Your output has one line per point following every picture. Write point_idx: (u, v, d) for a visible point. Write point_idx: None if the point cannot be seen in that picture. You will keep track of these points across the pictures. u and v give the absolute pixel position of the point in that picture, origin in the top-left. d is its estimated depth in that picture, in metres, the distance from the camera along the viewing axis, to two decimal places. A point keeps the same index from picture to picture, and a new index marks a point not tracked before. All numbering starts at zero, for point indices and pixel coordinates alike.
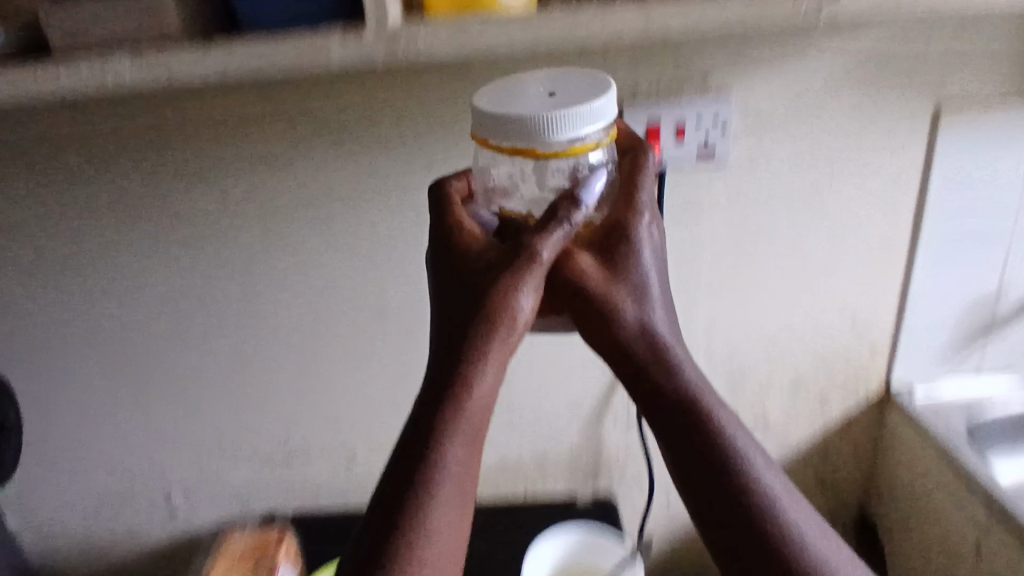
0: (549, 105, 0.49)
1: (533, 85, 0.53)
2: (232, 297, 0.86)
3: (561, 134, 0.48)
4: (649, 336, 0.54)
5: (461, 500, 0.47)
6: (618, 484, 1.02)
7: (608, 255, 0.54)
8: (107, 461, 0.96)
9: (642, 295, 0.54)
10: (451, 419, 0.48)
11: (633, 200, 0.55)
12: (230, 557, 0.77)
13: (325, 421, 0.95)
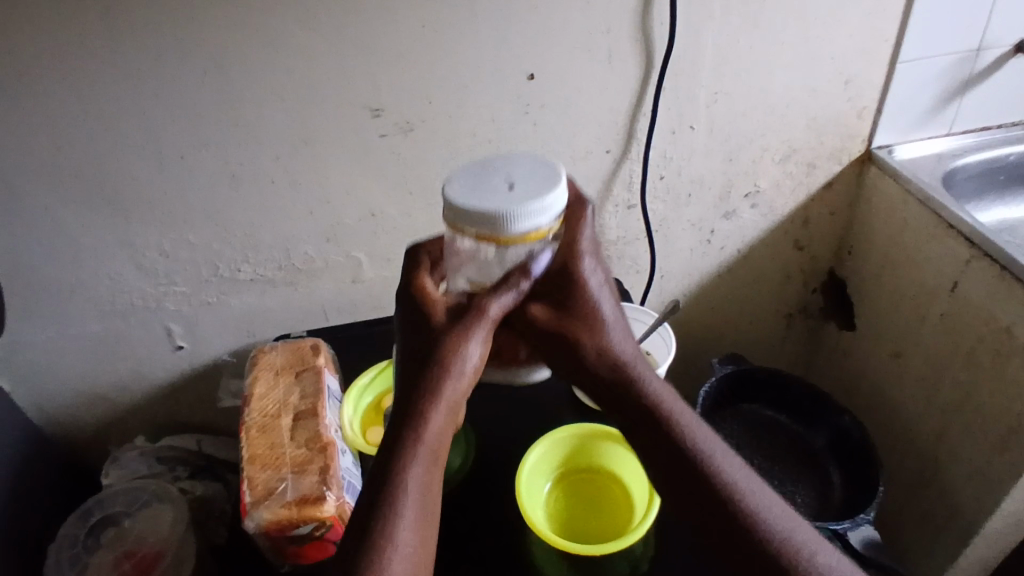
0: (508, 198, 0.51)
1: (493, 173, 0.54)
2: (210, 98, 0.77)
3: (523, 225, 0.51)
4: (612, 362, 0.57)
5: (413, 516, 0.50)
6: (616, 267, 1.05)
7: (561, 301, 0.57)
8: (95, 305, 0.91)
9: (597, 326, 0.57)
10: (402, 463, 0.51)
11: (575, 248, 0.56)
12: (270, 371, 0.76)
13: (326, 234, 0.92)
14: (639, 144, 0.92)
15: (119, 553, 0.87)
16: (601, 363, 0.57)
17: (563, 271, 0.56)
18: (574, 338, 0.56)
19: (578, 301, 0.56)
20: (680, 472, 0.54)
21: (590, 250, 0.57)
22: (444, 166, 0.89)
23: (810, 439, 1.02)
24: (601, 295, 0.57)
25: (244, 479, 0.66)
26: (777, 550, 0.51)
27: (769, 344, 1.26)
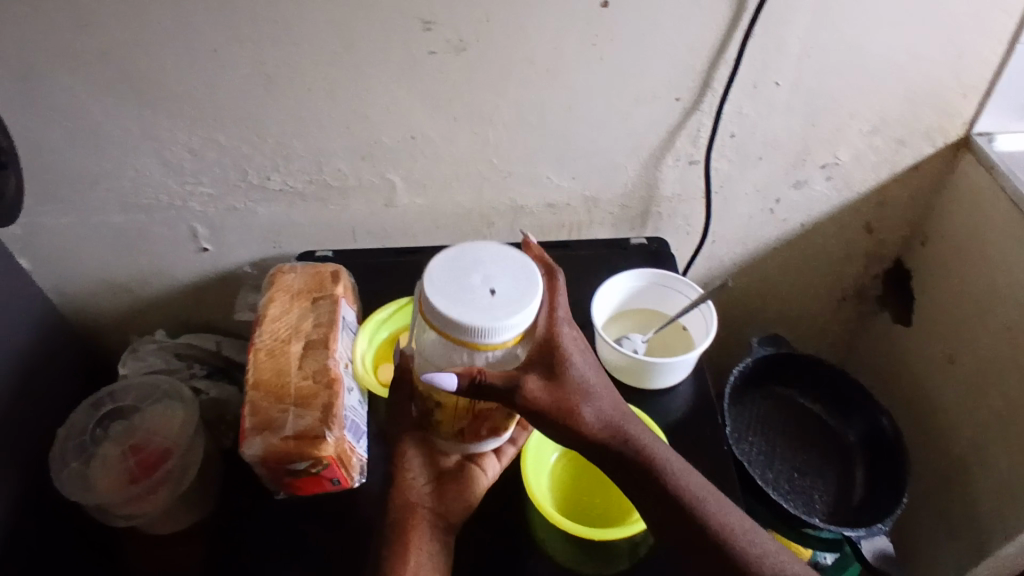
0: (492, 309, 0.54)
1: (471, 271, 0.57)
2: None
3: (504, 334, 0.55)
4: (608, 425, 0.60)
5: (428, 537, 0.63)
6: (665, 224, 0.98)
7: (553, 372, 0.60)
8: (120, 196, 0.88)
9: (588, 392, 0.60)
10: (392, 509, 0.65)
11: (557, 320, 0.62)
12: (287, 294, 0.73)
13: (362, 152, 0.86)
14: (714, 95, 0.83)
15: (125, 448, 0.89)
16: (597, 426, 0.60)
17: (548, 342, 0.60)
18: (571, 407, 0.59)
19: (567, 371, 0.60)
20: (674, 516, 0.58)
21: (565, 320, 0.62)
22: (494, 94, 0.81)
23: (843, 434, 0.96)
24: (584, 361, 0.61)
25: (246, 404, 0.64)
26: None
27: (813, 326, 1.18)
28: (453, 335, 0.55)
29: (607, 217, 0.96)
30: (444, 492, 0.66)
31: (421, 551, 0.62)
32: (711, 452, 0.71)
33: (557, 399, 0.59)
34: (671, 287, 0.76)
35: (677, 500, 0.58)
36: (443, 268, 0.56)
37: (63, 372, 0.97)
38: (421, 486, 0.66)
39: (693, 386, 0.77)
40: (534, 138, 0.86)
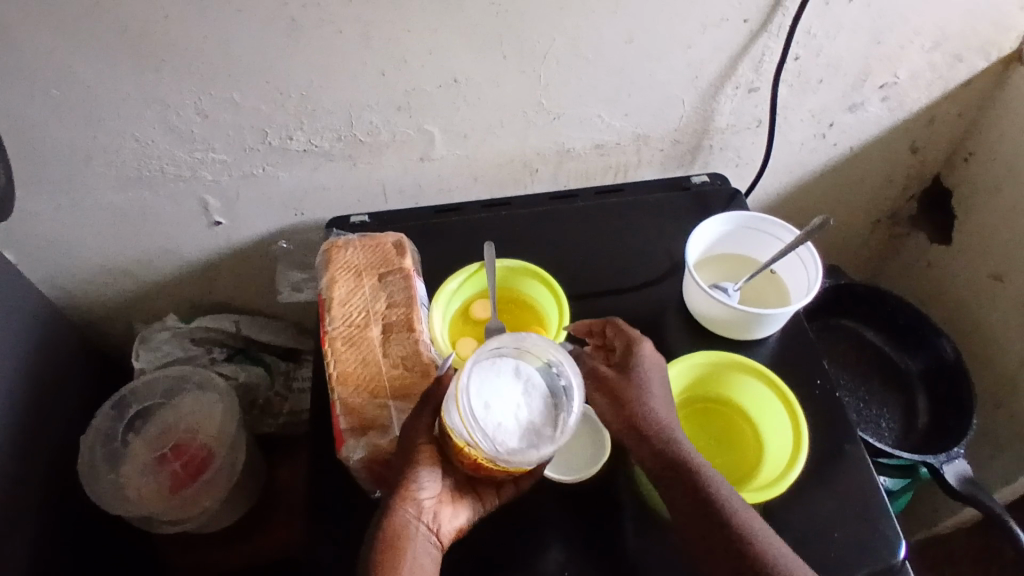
0: (530, 408, 0.51)
1: (505, 382, 0.52)
2: None
3: (538, 420, 0.51)
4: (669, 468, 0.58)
5: (422, 536, 0.51)
6: (716, 157, 0.92)
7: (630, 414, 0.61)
8: (119, 170, 0.76)
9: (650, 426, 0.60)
10: (390, 515, 0.51)
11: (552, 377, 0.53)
12: (350, 273, 0.65)
13: (394, 102, 0.76)
14: (785, 15, 0.76)
15: (164, 449, 0.82)
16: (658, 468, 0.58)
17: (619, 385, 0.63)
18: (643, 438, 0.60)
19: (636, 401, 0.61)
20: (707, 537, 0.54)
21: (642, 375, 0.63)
22: (548, 25, 0.72)
23: (901, 360, 0.96)
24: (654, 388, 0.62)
25: (337, 402, 0.58)
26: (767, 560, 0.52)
27: (845, 250, 1.16)
28: (489, 425, 0.50)
29: (656, 155, 0.90)
30: (441, 515, 0.53)
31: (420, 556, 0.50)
32: (817, 400, 0.68)
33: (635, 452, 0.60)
34: (763, 233, 0.72)
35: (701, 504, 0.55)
36: (477, 377, 0.52)
37: (70, 372, 0.87)
38: (426, 501, 0.52)
39: (785, 330, 0.73)
40: (587, 73, 0.78)
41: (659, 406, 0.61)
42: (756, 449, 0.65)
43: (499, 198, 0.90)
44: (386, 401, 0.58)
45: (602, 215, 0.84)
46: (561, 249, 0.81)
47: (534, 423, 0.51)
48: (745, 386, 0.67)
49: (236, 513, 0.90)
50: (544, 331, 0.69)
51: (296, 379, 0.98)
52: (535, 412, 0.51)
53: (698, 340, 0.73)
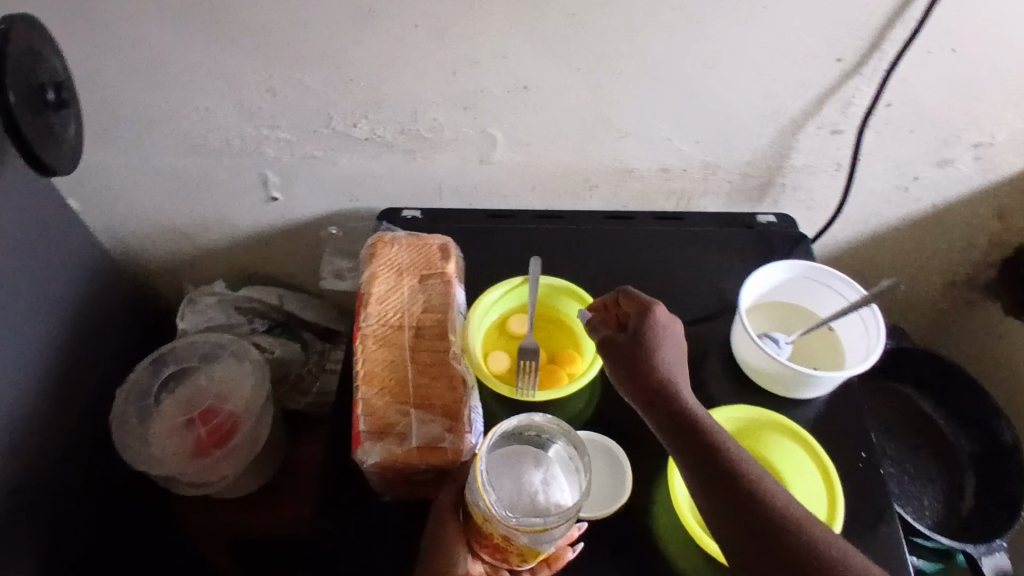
0: (549, 489, 0.49)
1: (528, 461, 0.51)
2: None
3: (556, 499, 0.49)
4: (680, 421, 0.55)
5: None
6: (785, 197, 0.88)
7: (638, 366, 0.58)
8: (185, 136, 0.77)
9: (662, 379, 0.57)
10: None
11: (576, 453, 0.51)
12: (391, 271, 0.64)
13: (461, 102, 0.75)
14: (882, 58, 0.71)
15: (192, 414, 0.83)
16: (667, 422, 0.55)
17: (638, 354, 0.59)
18: (656, 389, 0.57)
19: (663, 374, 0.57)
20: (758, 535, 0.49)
21: (659, 329, 0.60)
22: (628, 42, 0.69)
23: (954, 438, 0.90)
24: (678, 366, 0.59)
25: (359, 402, 0.57)
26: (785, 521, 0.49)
27: (911, 310, 1.10)
28: (504, 499, 0.49)
29: (723, 186, 0.86)
30: None
31: None
32: (856, 474, 0.64)
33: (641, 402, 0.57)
34: (826, 286, 0.68)
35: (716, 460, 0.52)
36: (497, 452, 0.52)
37: (115, 323, 0.89)
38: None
39: (832, 393, 0.69)
40: (662, 96, 0.75)
41: (674, 365, 0.59)
42: None
43: (554, 209, 0.88)
44: (406, 408, 0.57)
45: (657, 242, 0.81)
46: (609, 272, 0.79)
47: (553, 502, 0.49)
48: (777, 445, 0.64)
49: (252, 484, 0.90)
50: (579, 357, 0.67)
51: (330, 361, 0.98)
52: (553, 494, 0.49)
53: (738, 389, 0.69)
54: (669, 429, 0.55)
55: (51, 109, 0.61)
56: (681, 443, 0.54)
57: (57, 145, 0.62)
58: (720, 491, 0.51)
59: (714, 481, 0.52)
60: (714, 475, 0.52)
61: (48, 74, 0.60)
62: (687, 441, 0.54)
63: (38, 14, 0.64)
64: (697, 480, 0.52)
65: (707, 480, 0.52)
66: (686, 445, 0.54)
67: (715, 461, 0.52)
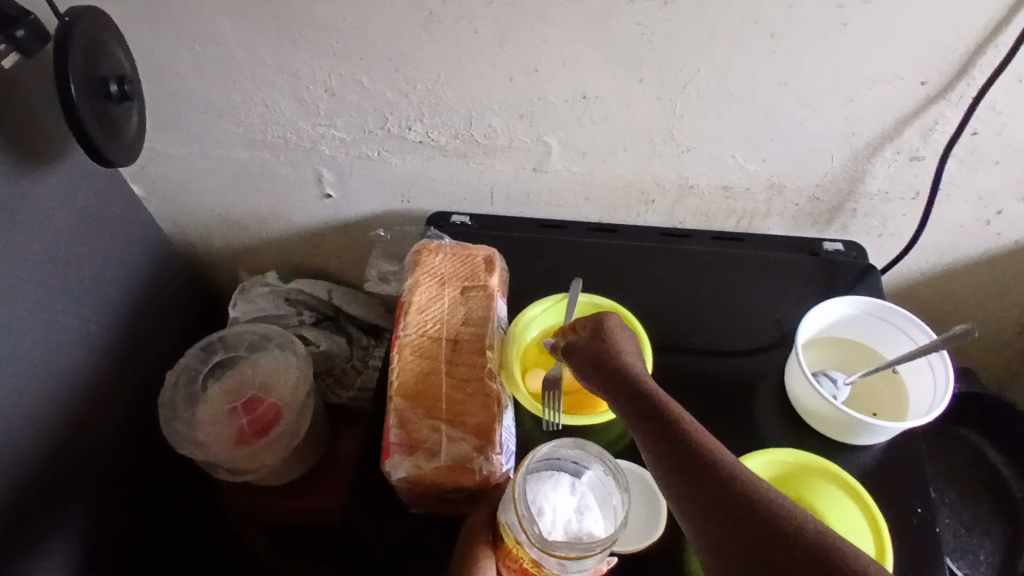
0: (585, 520, 0.47)
1: (564, 488, 0.49)
2: None
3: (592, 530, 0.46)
4: (631, 391, 0.51)
5: None
6: (856, 223, 0.83)
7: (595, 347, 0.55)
8: (244, 130, 0.78)
9: (615, 356, 0.54)
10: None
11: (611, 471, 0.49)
12: (434, 280, 0.64)
13: (517, 109, 0.73)
14: (971, 83, 0.65)
15: (236, 403, 0.85)
16: (618, 394, 0.51)
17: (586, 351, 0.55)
18: (609, 364, 0.53)
19: (616, 364, 0.53)
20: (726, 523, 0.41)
21: (616, 324, 0.58)
22: (695, 55, 0.66)
23: (1019, 489, 0.83)
24: (634, 358, 0.54)
25: (392, 413, 0.57)
26: (731, 477, 0.43)
27: (989, 351, 1.02)
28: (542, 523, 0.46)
29: (789, 208, 0.81)
30: None
31: None
32: (908, 532, 0.59)
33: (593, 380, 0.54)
34: (894, 326, 0.64)
35: (662, 423, 0.47)
36: (535, 473, 0.49)
37: (168, 307, 0.92)
38: None
39: (890, 441, 0.65)
40: (728, 112, 0.71)
41: (631, 351, 0.55)
42: None
43: (608, 222, 0.85)
44: (437, 423, 0.56)
45: (713, 264, 0.78)
46: (659, 292, 0.76)
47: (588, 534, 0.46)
48: (825, 493, 0.59)
49: (292, 475, 0.91)
50: None
51: (374, 358, 0.98)
52: (587, 527, 0.47)
53: (785, 428, 0.66)
54: (619, 402, 0.51)
55: (114, 102, 0.63)
56: (631, 413, 0.50)
57: (118, 137, 0.64)
58: (666, 453, 0.46)
59: (659, 443, 0.47)
60: (658, 436, 0.47)
61: (112, 67, 0.62)
62: (634, 410, 0.49)
63: (110, 9, 0.65)
64: (644, 445, 0.47)
65: (653, 443, 0.47)
66: (635, 414, 0.49)
67: (660, 424, 0.47)
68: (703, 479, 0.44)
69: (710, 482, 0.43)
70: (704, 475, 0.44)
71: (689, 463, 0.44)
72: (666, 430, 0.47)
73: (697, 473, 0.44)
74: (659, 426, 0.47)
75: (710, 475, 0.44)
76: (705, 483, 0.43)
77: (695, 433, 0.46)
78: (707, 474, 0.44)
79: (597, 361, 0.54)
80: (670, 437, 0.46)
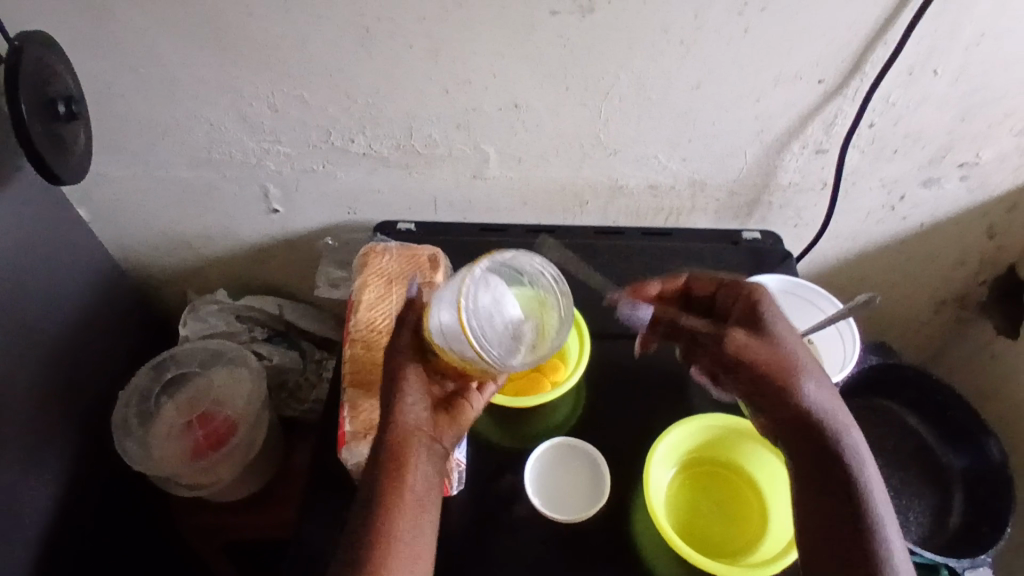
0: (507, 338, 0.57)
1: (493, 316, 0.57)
2: None
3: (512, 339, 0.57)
4: (793, 412, 0.59)
5: (413, 471, 0.53)
6: (773, 215, 0.90)
7: (755, 362, 0.60)
8: (190, 149, 0.81)
9: (788, 371, 0.60)
10: (386, 463, 0.53)
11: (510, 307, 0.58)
12: (382, 279, 0.68)
13: (455, 117, 0.77)
14: (863, 79, 0.73)
15: (191, 419, 0.86)
16: (782, 410, 0.59)
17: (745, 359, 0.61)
18: (776, 378, 0.60)
19: (788, 380, 0.59)
20: (851, 549, 0.53)
21: (788, 326, 0.63)
22: (616, 63, 0.71)
23: (944, 455, 0.91)
24: (812, 373, 0.60)
25: (345, 403, 0.61)
26: (864, 511, 0.54)
27: (902, 330, 1.11)
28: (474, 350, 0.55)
29: (711, 204, 0.88)
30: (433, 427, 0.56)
31: (412, 494, 0.53)
32: None
33: (750, 390, 0.62)
34: (806, 300, 0.70)
35: (818, 449, 0.57)
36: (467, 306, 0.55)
37: (116, 328, 0.92)
38: (412, 415, 0.55)
39: None
40: (649, 115, 0.77)
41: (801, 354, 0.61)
42: (761, 517, 0.63)
43: (546, 224, 0.90)
44: (386, 405, 0.60)
45: (644, 257, 0.84)
46: (596, 285, 0.81)
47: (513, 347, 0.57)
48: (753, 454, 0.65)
49: (253, 487, 0.92)
50: (563, 364, 0.70)
51: (328, 369, 1.00)
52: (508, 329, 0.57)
53: (719, 401, 0.71)
54: (785, 418, 0.59)
55: (62, 121, 0.64)
56: (790, 428, 0.59)
57: (67, 155, 0.66)
58: (819, 476, 0.56)
59: (823, 467, 0.57)
60: (821, 456, 0.57)
61: (60, 88, 0.64)
62: (807, 424, 0.58)
63: (52, 32, 0.67)
64: (799, 459, 0.58)
65: (806, 466, 0.57)
66: (803, 432, 0.58)
67: (830, 448, 0.57)
68: (841, 509, 0.54)
69: (839, 509, 0.54)
70: (842, 506, 0.55)
71: (834, 501, 0.55)
72: (833, 458, 0.56)
73: (834, 503, 0.55)
74: (824, 447, 0.57)
75: (840, 509, 0.54)
76: (835, 513, 0.54)
77: (845, 464, 0.56)
78: (848, 506, 0.54)
79: (756, 372, 0.60)
80: (834, 467, 0.56)
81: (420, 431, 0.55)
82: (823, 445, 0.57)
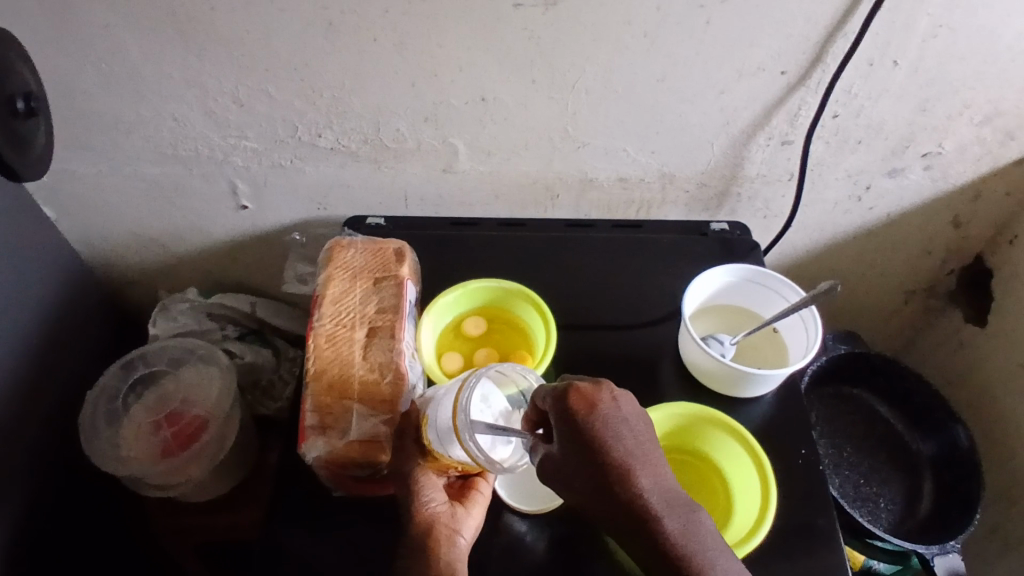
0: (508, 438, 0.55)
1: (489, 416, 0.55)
2: None
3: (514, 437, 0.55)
4: (604, 493, 0.46)
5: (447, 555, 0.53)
6: (743, 207, 0.91)
7: (574, 445, 0.47)
8: (156, 146, 0.80)
9: (580, 432, 0.47)
10: (430, 558, 0.53)
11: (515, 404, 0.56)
12: (346, 274, 0.67)
13: (420, 110, 0.77)
14: (825, 70, 0.73)
15: (159, 418, 0.85)
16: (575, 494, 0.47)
17: (574, 456, 0.47)
18: (575, 454, 0.47)
19: (598, 463, 0.46)
20: None
21: (600, 413, 0.47)
22: (580, 55, 0.72)
23: (913, 442, 0.92)
24: (610, 417, 0.48)
25: (307, 398, 0.61)
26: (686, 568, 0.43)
27: (873, 318, 1.12)
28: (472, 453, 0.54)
29: (681, 196, 0.89)
30: (456, 515, 0.56)
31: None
32: (797, 471, 0.66)
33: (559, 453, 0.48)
34: (769, 289, 0.71)
35: (638, 522, 0.45)
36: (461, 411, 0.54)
37: (84, 328, 0.92)
38: (436, 506, 0.56)
39: (779, 394, 0.71)
40: (614, 106, 0.77)
41: (621, 433, 0.47)
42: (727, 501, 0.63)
43: (518, 217, 0.90)
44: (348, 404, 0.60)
45: (614, 249, 0.84)
46: (566, 278, 0.81)
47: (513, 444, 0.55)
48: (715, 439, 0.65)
49: (223, 488, 0.91)
50: (530, 355, 0.68)
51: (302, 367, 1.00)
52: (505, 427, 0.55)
53: (686, 392, 0.72)
54: (567, 483, 0.48)
55: (21, 118, 0.64)
56: (586, 502, 0.47)
57: (28, 153, 0.65)
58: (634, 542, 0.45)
59: (625, 526, 0.45)
60: (640, 539, 0.45)
61: (19, 84, 0.63)
62: (609, 502, 0.46)
63: (9, 27, 0.66)
64: (640, 550, 0.45)
65: (623, 523, 0.46)
66: (614, 497, 0.45)
67: (630, 507, 0.45)
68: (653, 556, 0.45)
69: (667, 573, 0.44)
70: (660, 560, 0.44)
71: (651, 551, 0.45)
72: (628, 516, 0.45)
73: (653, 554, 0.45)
74: (628, 501, 0.45)
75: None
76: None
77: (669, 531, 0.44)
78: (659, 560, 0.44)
79: (576, 462, 0.47)
80: (629, 525, 0.45)
81: (441, 517, 0.55)
82: (616, 500, 0.45)
